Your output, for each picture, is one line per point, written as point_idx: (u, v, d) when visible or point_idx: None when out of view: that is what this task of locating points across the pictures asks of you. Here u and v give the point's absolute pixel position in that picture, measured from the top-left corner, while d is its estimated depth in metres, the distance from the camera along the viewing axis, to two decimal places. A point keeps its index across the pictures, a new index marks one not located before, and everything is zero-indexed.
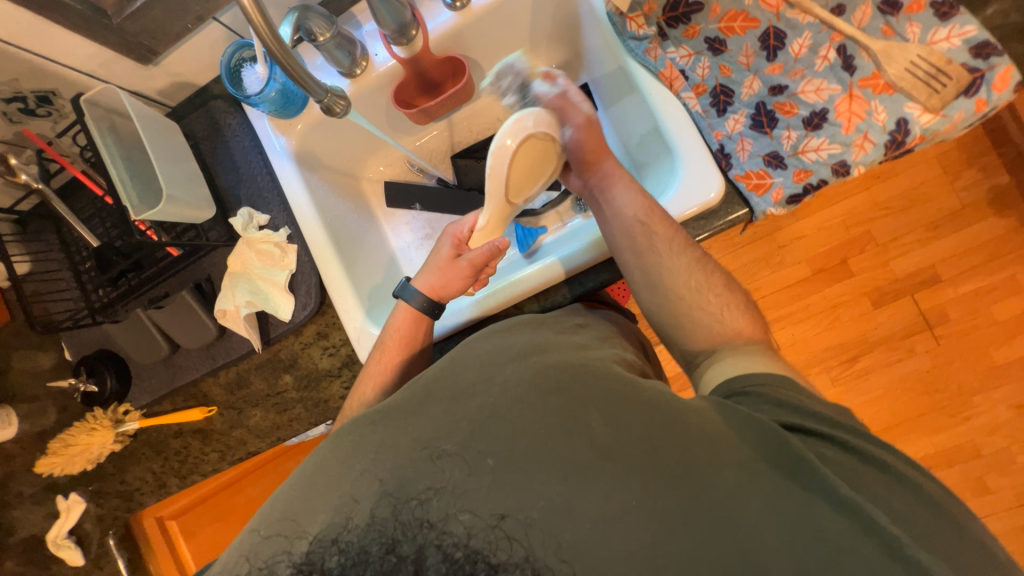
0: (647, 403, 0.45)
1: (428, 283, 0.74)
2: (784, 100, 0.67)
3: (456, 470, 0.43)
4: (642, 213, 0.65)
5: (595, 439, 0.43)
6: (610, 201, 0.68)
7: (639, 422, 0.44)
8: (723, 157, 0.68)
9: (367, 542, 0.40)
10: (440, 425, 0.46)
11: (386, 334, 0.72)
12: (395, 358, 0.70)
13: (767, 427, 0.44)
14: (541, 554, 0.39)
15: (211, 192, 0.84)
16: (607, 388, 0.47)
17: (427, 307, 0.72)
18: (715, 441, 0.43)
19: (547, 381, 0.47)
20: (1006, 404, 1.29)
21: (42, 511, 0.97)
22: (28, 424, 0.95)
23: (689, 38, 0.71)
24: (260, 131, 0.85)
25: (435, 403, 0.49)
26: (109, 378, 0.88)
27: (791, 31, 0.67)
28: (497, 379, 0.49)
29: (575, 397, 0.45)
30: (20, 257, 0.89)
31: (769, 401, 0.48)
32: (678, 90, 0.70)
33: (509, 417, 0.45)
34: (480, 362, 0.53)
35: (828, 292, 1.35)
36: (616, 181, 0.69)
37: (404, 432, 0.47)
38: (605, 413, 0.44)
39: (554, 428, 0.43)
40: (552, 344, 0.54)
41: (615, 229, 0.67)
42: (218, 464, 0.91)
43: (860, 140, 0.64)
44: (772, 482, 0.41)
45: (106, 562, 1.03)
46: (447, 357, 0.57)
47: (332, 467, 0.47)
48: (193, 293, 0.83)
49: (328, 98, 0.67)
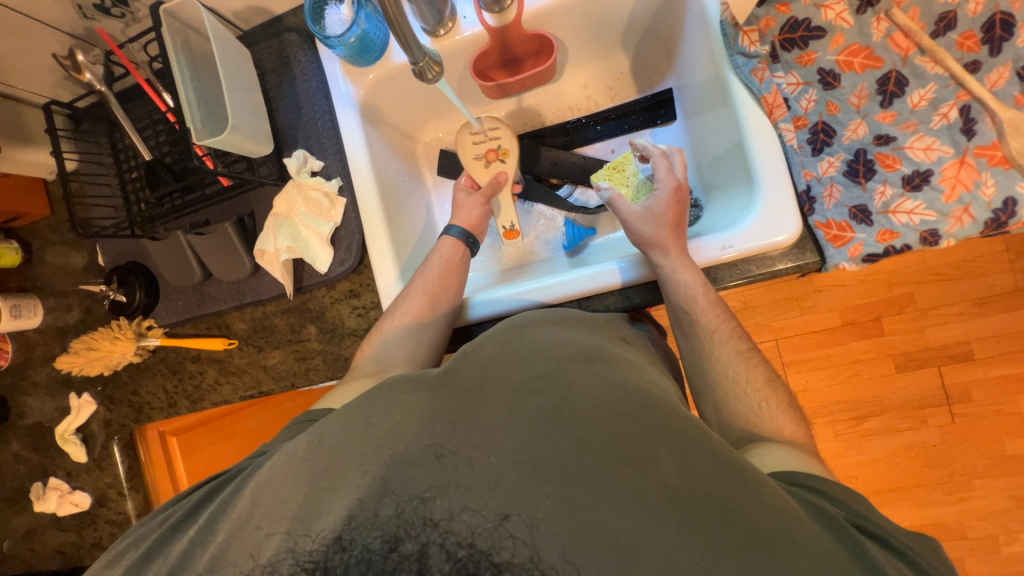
0: (723, 463, 0.43)
1: (462, 219, 0.82)
2: (887, 153, 0.63)
3: (507, 475, 0.42)
4: (700, 297, 0.64)
5: (666, 485, 0.41)
6: (677, 283, 0.65)
7: (711, 477, 0.42)
8: (808, 200, 0.65)
9: (370, 541, 0.40)
10: (494, 439, 0.44)
11: (427, 266, 0.77)
12: (434, 289, 0.74)
13: (839, 524, 0.44)
14: (546, 555, 0.38)
15: (270, 126, 0.82)
16: (671, 419, 0.46)
17: (460, 242, 0.79)
18: (790, 518, 0.41)
19: (616, 403, 0.46)
20: (1006, 493, 1.26)
21: (54, 404, 1.01)
22: (51, 317, 0.98)
23: (802, 65, 0.66)
24: (329, 74, 0.82)
25: (490, 394, 0.49)
26: (139, 292, 0.89)
27: (915, 79, 0.63)
28: (566, 387, 0.48)
29: (643, 423, 0.45)
30: (70, 154, 0.88)
31: (833, 499, 0.47)
32: (777, 119, 0.65)
33: (574, 428, 0.44)
34: (533, 358, 0.52)
35: (852, 346, 1.31)
36: (685, 263, 0.65)
37: (457, 414, 0.47)
38: (675, 455, 0.43)
39: (621, 460, 0.42)
40: (606, 356, 0.54)
41: (673, 308, 0.66)
42: (229, 396, 0.91)
43: (959, 212, 0.61)
44: (843, 561, 0.40)
45: (106, 465, 1.01)
46: (497, 336, 0.59)
47: (388, 417, 0.47)
48: (235, 227, 0.82)
49: (424, 60, 0.59)
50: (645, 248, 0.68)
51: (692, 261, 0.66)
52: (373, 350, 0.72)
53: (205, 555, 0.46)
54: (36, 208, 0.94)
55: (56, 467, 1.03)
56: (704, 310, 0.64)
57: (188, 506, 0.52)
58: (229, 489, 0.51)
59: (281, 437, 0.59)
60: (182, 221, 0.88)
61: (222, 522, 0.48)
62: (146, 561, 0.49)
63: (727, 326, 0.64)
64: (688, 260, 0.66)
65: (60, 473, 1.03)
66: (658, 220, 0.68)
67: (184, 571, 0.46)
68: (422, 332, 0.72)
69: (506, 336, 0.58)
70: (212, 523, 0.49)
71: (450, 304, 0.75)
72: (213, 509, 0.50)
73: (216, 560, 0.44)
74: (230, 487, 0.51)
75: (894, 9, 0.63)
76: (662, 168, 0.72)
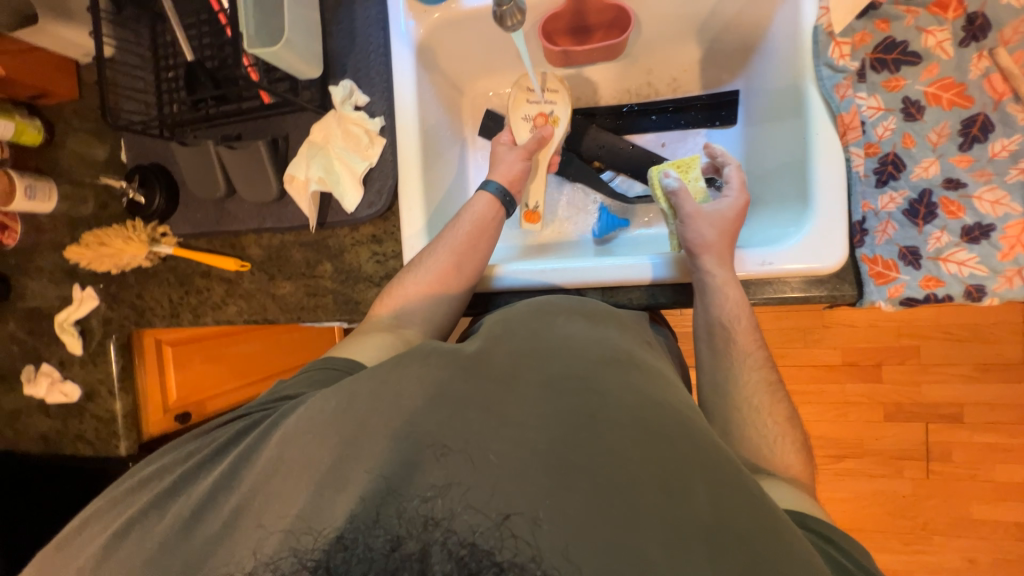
0: (753, 508, 0.43)
1: (501, 174, 0.78)
2: (953, 198, 0.61)
3: (536, 477, 0.41)
4: (733, 317, 0.63)
5: (699, 518, 0.40)
6: (714, 300, 0.64)
7: (742, 519, 0.41)
8: (860, 231, 0.63)
9: (371, 538, 0.39)
10: (517, 430, 0.44)
11: (459, 223, 0.74)
12: (462, 248, 0.72)
13: (847, 573, 0.44)
14: (547, 555, 0.38)
15: (321, 50, 0.79)
16: (700, 449, 0.45)
17: (497, 201, 0.76)
18: (813, 569, 0.40)
19: (654, 423, 0.45)
20: (962, 554, 1.29)
21: (56, 292, 1.00)
22: (64, 206, 0.96)
23: (887, 90, 0.63)
24: (392, 5, 0.78)
25: (514, 381, 0.48)
26: (159, 196, 0.87)
27: (1002, 127, 0.60)
28: (603, 393, 0.47)
29: (675, 450, 0.44)
30: (109, 39, 0.85)
31: (836, 546, 0.47)
32: (848, 141, 0.63)
33: (610, 439, 0.43)
34: (565, 355, 0.51)
35: (850, 387, 1.32)
36: (728, 280, 0.64)
37: (489, 401, 0.46)
38: (710, 489, 0.42)
39: (656, 482, 0.41)
40: (636, 363, 0.53)
41: (699, 321, 0.66)
42: (234, 318, 0.91)
43: (1011, 273, 0.59)
44: None
45: (100, 361, 1.00)
46: (523, 323, 0.58)
47: (413, 393, 0.47)
48: (268, 146, 0.80)
49: (508, 5, 0.57)
50: (698, 251, 0.65)
51: (737, 279, 0.65)
52: (393, 302, 0.71)
53: (230, 501, 0.47)
54: (66, 90, 0.91)
55: (50, 353, 1.03)
56: (740, 331, 0.64)
57: (215, 446, 0.53)
58: (254, 436, 0.51)
59: (307, 384, 0.58)
60: (213, 132, 0.85)
61: (245, 470, 0.49)
62: (169, 495, 0.51)
63: (750, 342, 0.64)
64: (732, 282, 0.64)
65: (52, 361, 1.03)
66: (721, 229, 0.66)
67: (208, 511, 0.47)
68: (444, 292, 0.71)
69: (533, 324, 0.57)
70: (235, 469, 0.49)
71: (475, 268, 0.73)
72: (238, 454, 0.50)
73: (240, 509, 0.46)
74: (252, 438, 0.51)
75: (999, 48, 0.60)
76: (737, 179, 0.70)
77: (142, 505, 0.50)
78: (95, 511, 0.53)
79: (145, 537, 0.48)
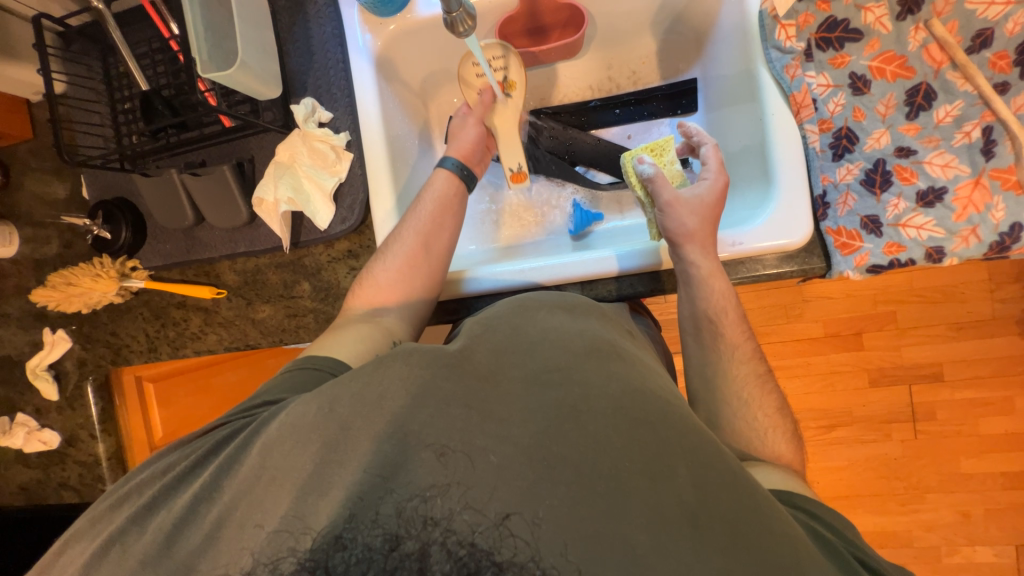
0: (734, 484, 0.43)
1: (458, 149, 0.79)
2: (906, 165, 0.64)
3: (523, 473, 0.42)
4: (716, 310, 0.65)
5: (681, 498, 0.41)
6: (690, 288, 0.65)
7: (726, 496, 0.42)
8: (822, 205, 0.65)
9: (371, 540, 0.40)
10: (504, 428, 0.44)
11: (420, 205, 0.74)
12: (427, 227, 0.73)
13: (837, 553, 0.44)
14: (546, 554, 0.38)
15: (279, 69, 0.78)
16: (682, 427, 0.46)
17: (455, 175, 0.77)
18: (797, 544, 0.42)
19: (638, 410, 0.46)
20: (954, 509, 1.33)
21: (26, 338, 0.97)
22: (28, 248, 0.93)
23: (834, 67, 0.65)
24: (347, 20, 0.78)
25: (497, 380, 0.48)
26: (125, 230, 0.85)
27: (943, 94, 0.63)
28: (586, 384, 0.47)
29: (659, 432, 0.44)
30: (59, 75, 0.83)
31: (827, 526, 0.48)
32: (803, 119, 0.65)
33: (589, 428, 0.44)
34: (548, 347, 0.51)
35: (833, 357, 1.35)
36: (707, 268, 0.64)
37: (471, 398, 0.46)
38: (692, 470, 0.43)
39: (639, 470, 0.42)
40: (619, 353, 0.53)
41: (683, 313, 0.68)
42: (214, 347, 0.89)
43: (967, 232, 0.62)
44: None
45: (78, 405, 0.97)
46: (505, 314, 0.58)
47: (398, 396, 0.46)
48: (234, 170, 0.79)
49: (458, 11, 0.58)
50: (682, 240, 0.65)
51: (724, 273, 0.65)
52: (365, 295, 0.71)
53: (212, 512, 0.47)
54: (19, 131, 0.89)
55: (25, 402, 0.99)
56: (725, 324, 0.65)
57: (197, 455, 0.52)
58: (238, 442, 0.50)
59: (285, 388, 0.58)
60: (176, 160, 0.84)
61: (228, 478, 0.48)
62: (148, 512, 0.49)
63: (734, 327, 0.65)
64: (716, 277, 0.64)
65: (28, 409, 0.99)
66: (699, 206, 0.66)
67: (192, 521, 0.47)
68: (416, 275, 0.71)
69: (514, 319, 0.56)
70: (218, 477, 0.48)
71: (444, 244, 0.74)
72: (219, 464, 0.49)
73: (224, 518, 0.45)
74: (233, 446, 0.50)
75: (934, 19, 0.63)
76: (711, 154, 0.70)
77: (123, 520, 0.49)
78: (75, 532, 0.52)
79: (120, 557, 0.47)
